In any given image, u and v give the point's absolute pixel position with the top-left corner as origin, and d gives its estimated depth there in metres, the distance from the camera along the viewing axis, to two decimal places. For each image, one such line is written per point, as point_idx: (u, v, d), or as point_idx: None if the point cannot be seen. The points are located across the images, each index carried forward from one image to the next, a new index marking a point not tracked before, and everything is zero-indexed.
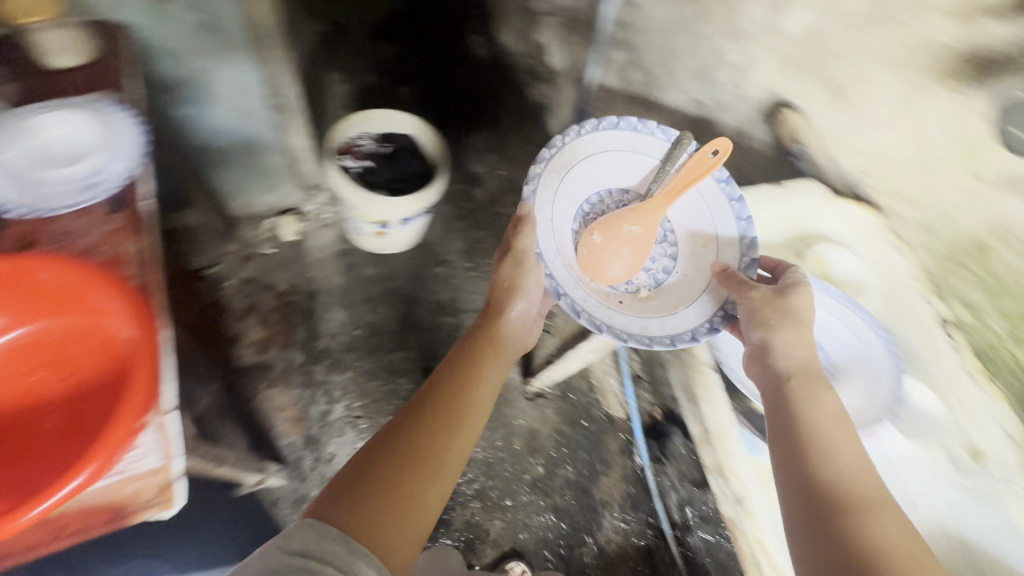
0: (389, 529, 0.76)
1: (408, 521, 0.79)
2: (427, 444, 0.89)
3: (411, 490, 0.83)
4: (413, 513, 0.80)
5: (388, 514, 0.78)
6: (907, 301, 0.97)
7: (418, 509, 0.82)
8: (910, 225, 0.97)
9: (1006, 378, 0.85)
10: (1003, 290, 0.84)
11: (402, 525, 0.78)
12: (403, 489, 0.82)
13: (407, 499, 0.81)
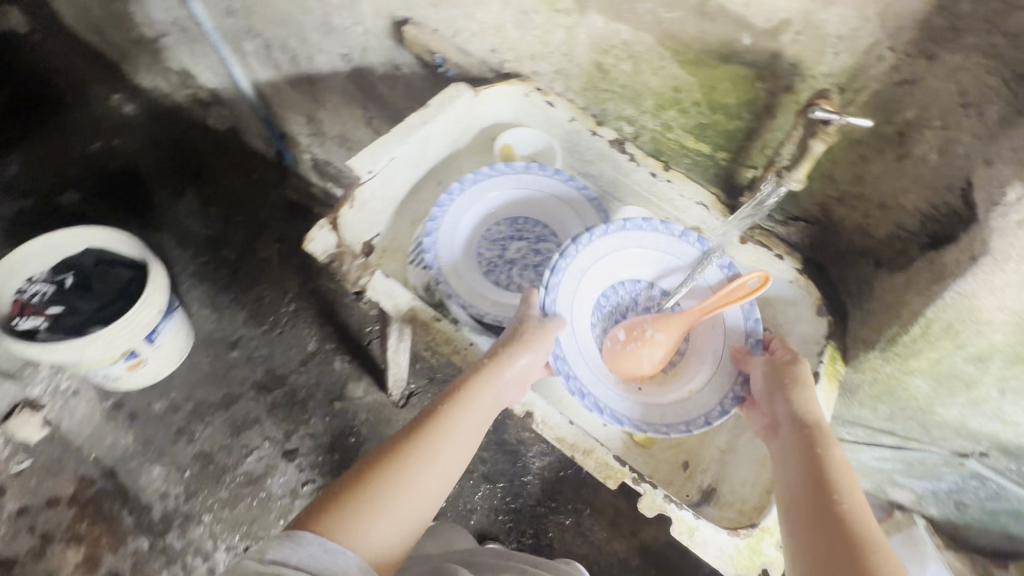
0: (360, 532, 0.57)
1: (386, 524, 0.59)
2: (433, 434, 0.66)
3: (406, 486, 0.62)
4: (401, 508, 0.61)
5: (364, 514, 0.58)
6: (581, 142, 1.00)
7: (406, 505, 0.61)
8: (553, 77, 1.01)
9: (681, 161, 0.98)
10: (638, 93, 0.93)
11: (383, 523, 0.59)
12: (396, 482, 0.62)
13: (390, 496, 0.61)
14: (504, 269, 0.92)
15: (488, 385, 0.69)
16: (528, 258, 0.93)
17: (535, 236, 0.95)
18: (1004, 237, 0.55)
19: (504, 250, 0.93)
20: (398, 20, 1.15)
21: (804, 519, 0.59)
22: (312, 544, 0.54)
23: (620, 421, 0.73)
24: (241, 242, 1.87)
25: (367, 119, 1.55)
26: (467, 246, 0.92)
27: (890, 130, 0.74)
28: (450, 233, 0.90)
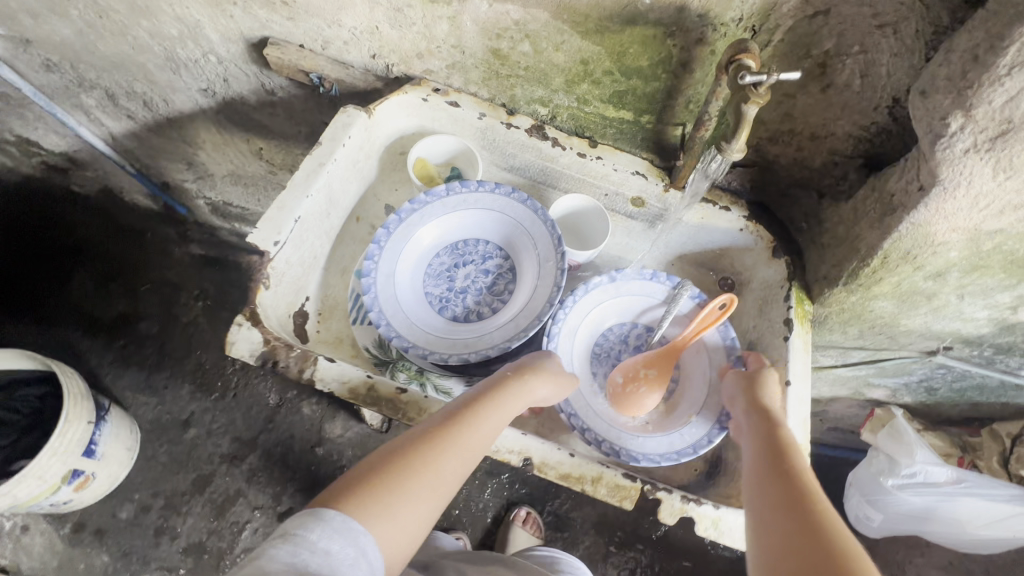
0: (380, 525, 0.52)
1: (403, 523, 0.53)
2: (458, 436, 0.60)
3: (427, 483, 0.57)
4: (417, 508, 0.55)
5: (387, 506, 0.53)
6: (498, 138, 0.92)
7: (424, 505, 0.56)
8: (448, 72, 0.91)
9: (606, 132, 0.92)
10: (544, 73, 0.85)
11: (399, 520, 0.53)
12: (418, 477, 0.56)
13: (412, 491, 0.55)
14: (458, 302, 0.83)
15: (509, 398, 0.65)
16: (482, 283, 0.85)
17: (481, 255, 0.86)
18: (953, 167, 0.54)
19: (452, 281, 0.84)
20: (254, 40, 0.98)
21: (773, 505, 0.54)
22: (336, 527, 0.50)
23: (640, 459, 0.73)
24: (159, 310, 1.75)
25: (254, 151, 1.38)
26: (412, 288, 0.82)
27: (810, 64, 0.71)
28: (387, 281, 0.80)
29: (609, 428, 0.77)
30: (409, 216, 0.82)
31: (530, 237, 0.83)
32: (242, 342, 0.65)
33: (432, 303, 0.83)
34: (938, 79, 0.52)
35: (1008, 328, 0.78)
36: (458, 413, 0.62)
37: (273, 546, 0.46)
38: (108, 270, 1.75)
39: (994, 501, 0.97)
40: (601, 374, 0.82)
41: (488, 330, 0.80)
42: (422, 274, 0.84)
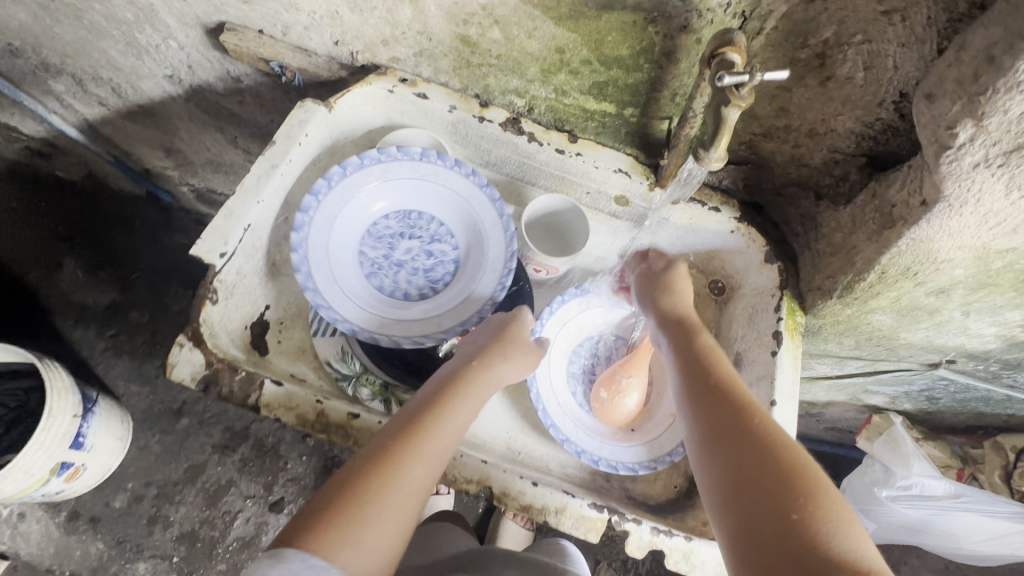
0: (345, 554, 0.49)
1: (372, 544, 0.51)
2: (418, 444, 0.57)
3: (392, 499, 0.53)
4: (384, 528, 0.52)
5: (352, 533, 0.50)
6: (471, 132, 0.85)
7: (391, 523, 0.53)
8: (416, 61, 0.84)
9: (587, 126, 0.85)
10: (518, 61, 0.78)
11: (367, 541, 0.51)
12: (382, 496, 0.53)
13: (376, 510, 0.52)
14: (385, 268, 0.80)
15: (468, 397, 0.64)
16: (424, 263, 0.80)
17: (429, 235, 0.81)
18: (960, 183, 0.47)
19: (391, 245, 0.80)
20: (212, 25, 0.92)
21: (713, 441, 0.56)
22: (296, 567, 0.47)
23: (620, 467, 0.76)
24: (148, 299, 1.68)
25: (229, 140, 1.32)
26: (343, 244, 0.78)
27: (807, 54, 0.63)
28: (326, 262, 0.75)
29: (596, 441, 0.80)
30: (347, 195, 0.77)
31: (482, 250, 0.80)
32: (184, 364, 0.61)
33: (359, 259, 0.79)
34: (947, 81, 0.45)
35: (1016, 344, 0.72)
36: (416, 422, 0.59)
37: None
38: (93, 254, 1.62)
39: (998, 517, 0.92)
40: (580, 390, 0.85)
41: (390, 310, 0.79)
42: (363, 258, 0.79)
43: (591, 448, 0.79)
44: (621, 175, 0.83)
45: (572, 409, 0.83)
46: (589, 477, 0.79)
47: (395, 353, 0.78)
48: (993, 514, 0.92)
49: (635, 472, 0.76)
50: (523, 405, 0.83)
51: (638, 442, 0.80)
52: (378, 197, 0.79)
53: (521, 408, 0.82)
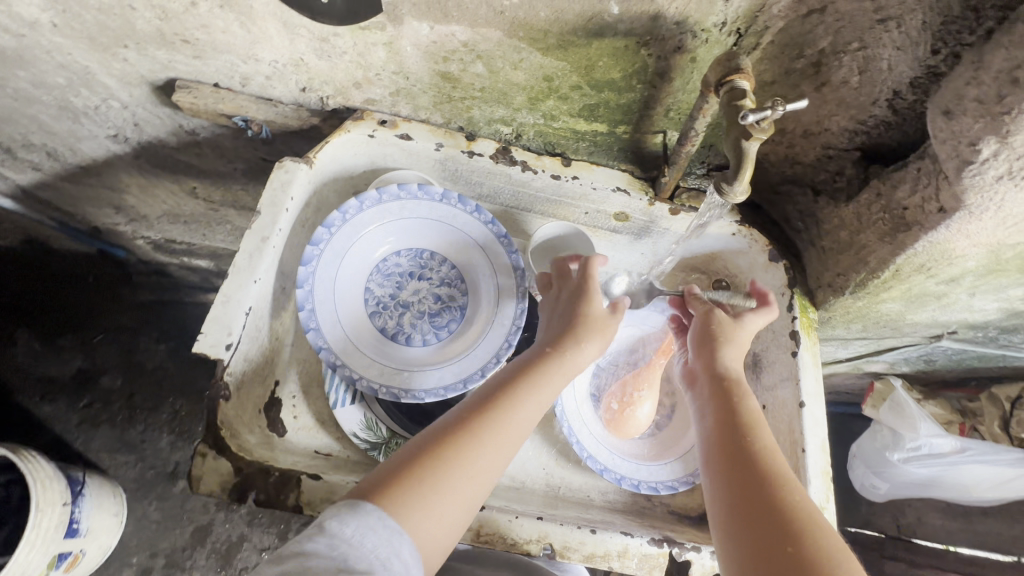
0: (418, 520, 0.48)
1: (444, 517, 0.50)
2: (500, 420, 0.57)
3: (469, 472, 0.53)
4: (453, 504, 0.51)
5: (428, 499, 0.49)
6: (460, 167, 0.81)
7: (463, 499, 0.52)
8: (393, 100, 0.79)
9: (578, 147, 0.82)
10: (504, 92, 0.74)
11: (439, 513, 0.50)
12: (461, 466, 0.52)
13: (453, 480, 0.52)
14: (394, 316, 0.76)
15: (553, 374, 0.63)
16: (437, 308, 0.77)
17: (439, 278, 0.78)
18: (982, 193, 0.48)
19: (399, 292, 0.77)
20: (160, 83, 0.83)
21: (727, 478, 0.57)
22: (375, 524, 0.46)
23: (659, 489, 0.76)
24: (119, 360, 1.56)
25: (186, 191, 1.20)
26: (350, 297, 0.74)
27: (802, 64, 0.63)
28: (336, 325, 0.72)
29: (631, 462, 0.79)
30: (347, 252, 0.73)
31: (492, 289, 0.77)
32: (210, 475, 0.59)
33: (368, 312, 0.75)
34: (965, 99, 0.46)
35: (1015, 313, 0.75)
36: (500, 396, 0.59)
37: (312, 537, 0.44)
38: (57, 320, 1.51)
39: (1003, 463, 0.98)
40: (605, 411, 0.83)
41: (399, 365, 0.74)
42: (373, 310, 0.75)
43: (625, 470, 0.78)
44: (620, 194, 0.80)
45: (602, 432, 0.80)
46: (630, 500, 0.79)
47: (417, 411, 0.77)
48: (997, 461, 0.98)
49: (675, 490, 0.76)
50: (552, 439, 0.81)
51: (671, 459, 0.79)
52: (382, 240, 0.76)
53: (552, 443, 0.81)
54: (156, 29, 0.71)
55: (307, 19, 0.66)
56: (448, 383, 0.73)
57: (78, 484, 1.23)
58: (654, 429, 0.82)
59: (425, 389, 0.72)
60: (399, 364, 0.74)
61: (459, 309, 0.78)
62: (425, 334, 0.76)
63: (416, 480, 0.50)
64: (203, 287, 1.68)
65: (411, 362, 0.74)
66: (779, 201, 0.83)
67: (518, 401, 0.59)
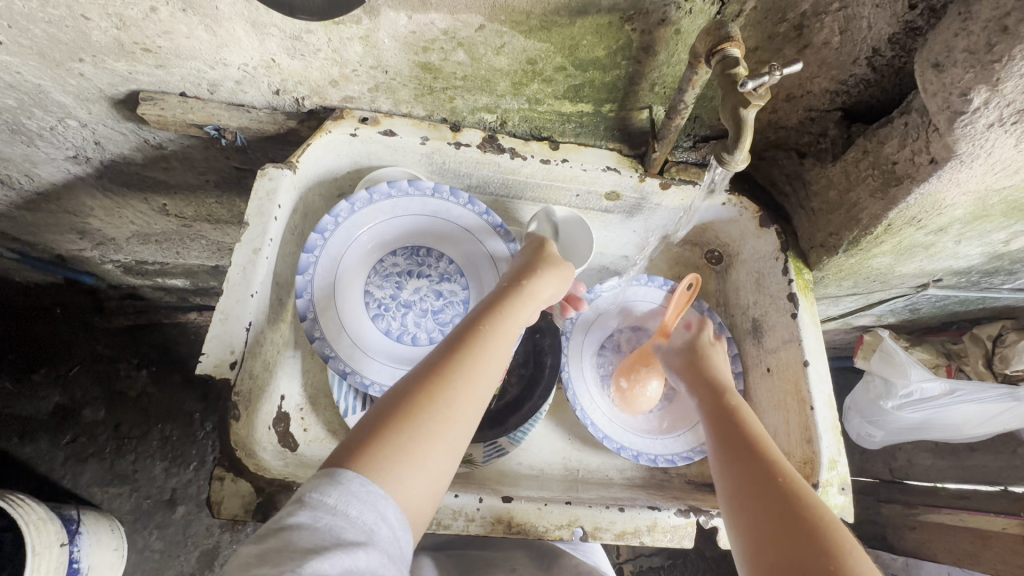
0: (397, 479, 0.47)
1: (424, 470, 0.49)
2: (462, 368, 0.55)
3: (442, 423, 0.51)
4: (432, 457, 0.50)
5: (404, 460, 0.48)
6: (447, 159, 0.79)
7: (440, 452, 0.51)
8: (372, 96, 0.77)
9: (564, 129, 0.81)
10: (487, 79, 0.73)
11: (418, 469, 0.49)
12: (431, 420, 0.51)
13: (429, 434, 0.50)
14: (397, 317, 0.74)
15: (514, 318, 0.62)
16: (440, 304, 0.76)
17: (438, 274, 0.77)
18: (974, 141, 0.50)
19: (399, 292, 0.75)
20: (120, 96, 0.79)
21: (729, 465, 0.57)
22: (354, 490, 0.44)
23: (676, 460, 0.77)
24: (99, 390, 1.50)
25: (156, 209, 1.15)
26: (351, 302, 0.72)
27: (785, 28, 0.64)
28: (340, 332, 0.70)
29: (645, 438, 0.80)
30: (342, 256, 0.71)
31: (492, 280, 0.76)
32: (231, 499, 0.57)
33: (371, 315, 0.73)
34: (956, 50, 0.46)
35: (997, 256, 0.78)
36: (465, 344, 0.57)
37: (293, 515, 0.42)
38: (26, 355, 1.45)
39: (989, 399, 1.02)
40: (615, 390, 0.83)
41: (409, 366, 0.72)
42: (374, 313, 0.73)
43: (641, 446, 0.78)
44: (611, 173, 0.79)
45: (614, 411, 0.81)
46: (648, 474, 0.80)
47: None
48: (984, 398, 1.02)
49: (691, 459, 0.78)
50: (566, 424, 0.81)
51: (684, 430, 0.80)
52: (377, 241, 0.74)
53: (566, 426, 0.81)
54: (114, 39, 0.67)
55: (278, 17, 0.63)
56: None
57: (71, 525, 1.17)
58: (664, 403, 0.82)
59: None
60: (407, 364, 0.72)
61: (462, 302, 0.77)
62: (430, 331, 0.75)
63: (389, 440, 0.48)
64: (182, 306, 1.62)
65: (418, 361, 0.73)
66: (766, 166, 0.84)
67: (481, 346, 0.57)
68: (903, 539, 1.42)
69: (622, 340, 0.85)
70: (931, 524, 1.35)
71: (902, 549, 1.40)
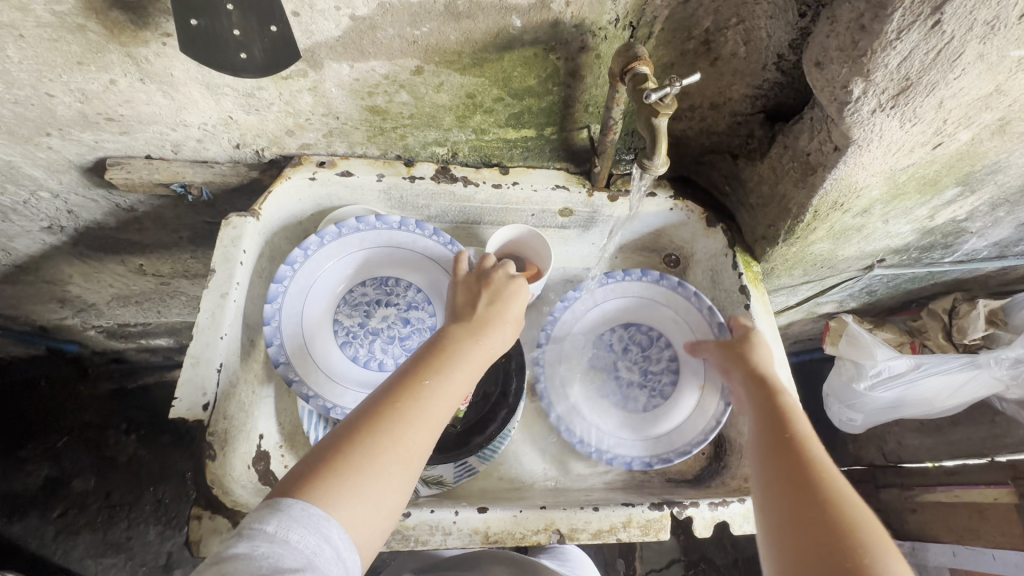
0: (347, 511, 0.46)
1: (370, 502, 0.48)
2: (412, 408, 0.53)
3: (391, 464, 0.50)
4: (382, 489, 0.49)
5: (353, 489, 0.47)
6: (404, 194, 0.83)
7: (392, 479, 0.50)
8: (327, 141, 0.81)
9: (513, 155, 0.86)
10: (432, 115, 0.78)
11: (366, 499, 0.47)
12: (380, 455, 0.50)
13: (374, 470, 0.49)
14: (365, 344, 0.77)
15: (469, 354, 0.62)
16: (406, 331, 0.78)
17: (406, 302, 0.79)
18: (864, 127, 0.55)
19: (367, 320, 0.77)
20: (89, 165, 0.83)
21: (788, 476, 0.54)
22: (297, 518, 0.43)
23: (653, 463, 0.76)
24: (88, 460, 1.48)
25: (133, 270, 1.18)
26: (320, 334, 0.75)
27: (694, 44, 0.70)
28: (310, 363, 0.73)
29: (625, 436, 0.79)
30: (309, 288, 0.74)
31: None
32: (210, 537, 0.58)
33: (340, 342, 0.76)
34: (830, 49, 0.52)
35: (928, 232, 0.83)
36: (416, 382, 0.56)
37: (232, 548, 0.41)
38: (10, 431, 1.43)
39: (955, 368, 1.04)
40: (602, 389, 0.84)
41: (372, 390, 0.74)
42: (341, 340, 0.76)
43: (617, 450, 0.78)
44: (558, 192, 0.84)
45: (597, 412, 0.82)
46: (628, 477, 0.81)
47: None
48: (950, 369, 1.04)
49: (668, 463, 0.76)
50: (539, 440, 0.82)
51: (670, 429, 0.79)
52: (344, 273, 0.77)
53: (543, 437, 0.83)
54: (78, 112, 0.72)
55: (229, 77, 0.68)
56: None
57: None
58: (662, 397, 0.82)
59: None
60: (376, 392, 0.74)
61: (428, 324, 0.79)
62: (395, 356, 0.77)
63: (332, 482, 0.47)
64: (168, 365, 1.63)
65: (385, 387, 0.75)
66: (703, 172, 0.89)
67: (435, 390, 0.56)
68: (905, 522, 1.42)
69: (616, 340, 0.86)
70: (930, 504, 1.36)
71: (907, 534, 1.40)
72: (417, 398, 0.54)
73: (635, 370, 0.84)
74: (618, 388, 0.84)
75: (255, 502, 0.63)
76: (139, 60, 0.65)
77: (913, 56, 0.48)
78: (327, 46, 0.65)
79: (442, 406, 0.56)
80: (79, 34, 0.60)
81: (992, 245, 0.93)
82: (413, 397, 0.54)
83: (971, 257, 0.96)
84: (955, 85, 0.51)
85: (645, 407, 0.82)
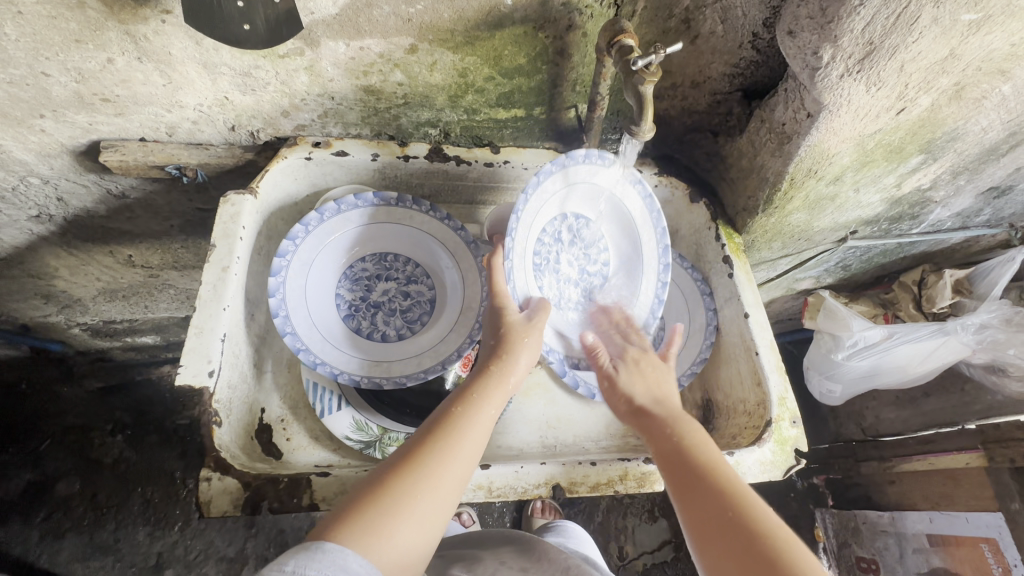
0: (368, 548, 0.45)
1: (395, 542, 0.46)
2: (435, 451, 0.54)
3: (409, 500, 0.49)
4: (405, 529, 0.48)
5: (375, 527, 0.46)
6: (399, 172, 0.85)
7: (414, 521, 0.49)
8: (322, 122, 0.84)
9: (503, 135, 0.90)
10: (425, 95, 0.80)
11: (387, 540, 0.46)
12: (404, 495, 0.49)
13: (396, 509, 0.48)
14: (366, 316, 0.79)
15: (490, 397, 0.62)
16: (404, 303, 0.81)
17: (405, 276, 0.82)
18: (834, 92, 0.60)
19: (368, 294, 0.80)
20: (82, 148, 0.83)
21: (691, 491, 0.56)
22: (316, 553, 0.42)
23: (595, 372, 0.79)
24: (74, 461, 1.45)
25: (121, 262, 1.17)
26: (322, 307, 0.77)
27: (675, 22, 0.74)
28: (314, 334, 0.74)
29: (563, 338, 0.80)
30: (310, 261, 0.76)
31: (454, 275, 0.82)
32: (219, 497, 0.59)
33: (342, 315, 0.78)
34: (801, 17, 0.57)
35: (896, 202, 0.88)
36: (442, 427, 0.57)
37: None
38: None
39: (925, 337, 1.10)
40: (546, 282, 0.79)
41: (376, 360, 0.77)
42: (342, 311, 0.78)
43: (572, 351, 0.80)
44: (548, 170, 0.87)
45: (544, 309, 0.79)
46: (622, 441, 0.84)
47: (401, 402, 0.81)
48: (921, 338, 1.10)
49: None
50: (535, 410, 0.84)
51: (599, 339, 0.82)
52: (344, 248, 0.79)
53: (540, 405, 0.85)
54: (73, 92, 0.72)
55: (228, 55, 0.70)
56: (422, 363, 0.77)
57: None
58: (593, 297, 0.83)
59: (401, 375, 0.77)
60: (376, 359, 0.77)
61: (424, 291, 0.82)
62: (391, 324, 0.80)
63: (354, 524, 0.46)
64: (156, 362, 1.62)
65: (383, 355, 0.77)
66: (683, 150, 0.93)
67: (457, 430, 0.57)
68: (885, 493, 1.48)
69: (580, 231, 0.82)
70: (907, 473, 1.41)
71: (887, 504, 1.46)
72: (438, 440, 0.55)
73: (574, 267, 0.82)
74: (556, 282, 0.80)
75: (260, 467, 0.65)
76: (137, 37, 0.66)
77: (876, 20, 0.53)
78: (324, 24, 0.67)
79: (466, 447, 0.56)
80: (79, 10, 0.61)
81: (955, 216, 0.99)
82: (436, 439, 0.55)
83: (936, 228, 1.02)
84: (915, 48, 0.55)
85: (569, 306, 0.82)
